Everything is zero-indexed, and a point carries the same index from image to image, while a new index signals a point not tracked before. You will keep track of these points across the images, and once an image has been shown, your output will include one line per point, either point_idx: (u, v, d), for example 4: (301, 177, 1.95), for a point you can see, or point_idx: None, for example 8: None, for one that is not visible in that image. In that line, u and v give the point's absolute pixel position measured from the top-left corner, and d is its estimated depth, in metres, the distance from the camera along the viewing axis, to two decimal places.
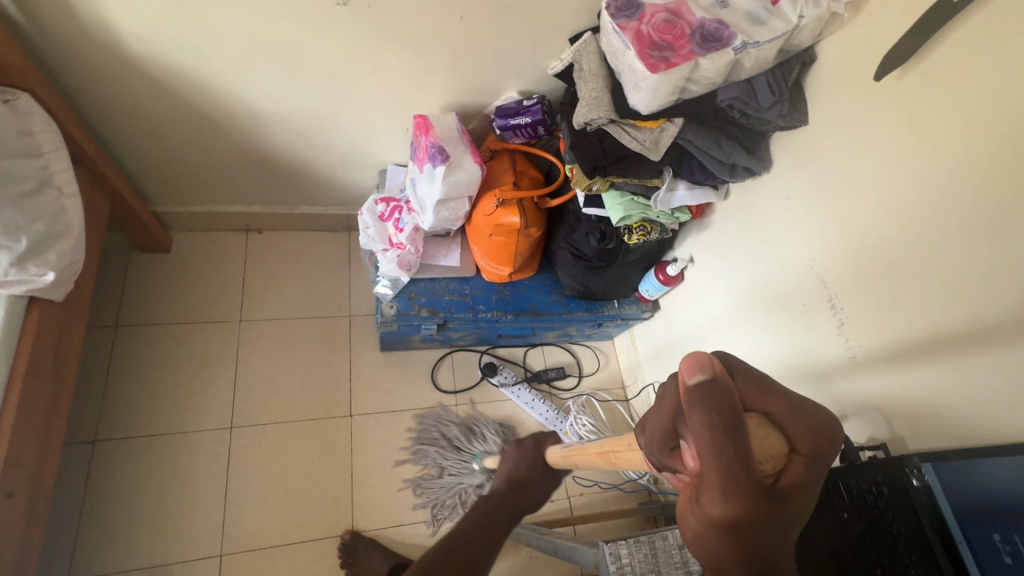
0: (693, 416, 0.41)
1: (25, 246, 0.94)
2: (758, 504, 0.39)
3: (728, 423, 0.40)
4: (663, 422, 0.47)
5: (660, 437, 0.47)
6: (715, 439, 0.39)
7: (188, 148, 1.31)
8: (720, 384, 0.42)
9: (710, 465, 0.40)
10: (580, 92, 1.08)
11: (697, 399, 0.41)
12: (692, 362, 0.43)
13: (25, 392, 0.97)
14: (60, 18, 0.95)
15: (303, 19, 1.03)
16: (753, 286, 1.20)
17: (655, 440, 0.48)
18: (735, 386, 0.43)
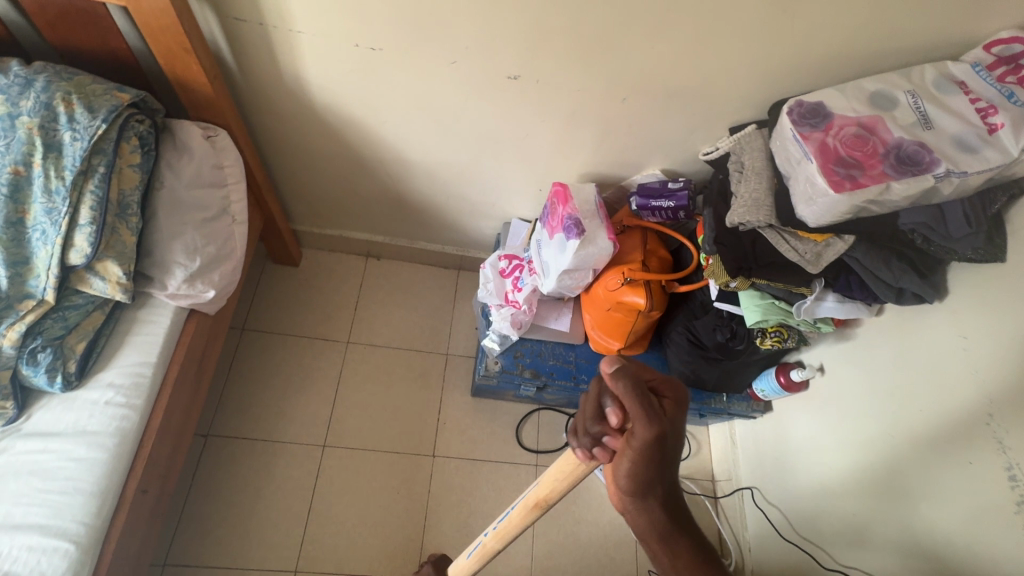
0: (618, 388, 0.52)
1: (197, 265, 1.04)
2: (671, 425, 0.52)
3: (672, 382, 0.54)
4: (591, 404, 0.54)
5: (591, 426, 0.54)
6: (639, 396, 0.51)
7: (338, 181, 1.40)
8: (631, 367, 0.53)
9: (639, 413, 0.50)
10: (736, 189, 1.04)
11: (621, 374, 0.52)
12: (609, 359, 0.54)
13: (171, 396, 1.05)
14: (265, 68, 1.05)
15: (471, 86, 1.07)
16: (901, 420, 1.06)
17: (593, 426, 0.54)
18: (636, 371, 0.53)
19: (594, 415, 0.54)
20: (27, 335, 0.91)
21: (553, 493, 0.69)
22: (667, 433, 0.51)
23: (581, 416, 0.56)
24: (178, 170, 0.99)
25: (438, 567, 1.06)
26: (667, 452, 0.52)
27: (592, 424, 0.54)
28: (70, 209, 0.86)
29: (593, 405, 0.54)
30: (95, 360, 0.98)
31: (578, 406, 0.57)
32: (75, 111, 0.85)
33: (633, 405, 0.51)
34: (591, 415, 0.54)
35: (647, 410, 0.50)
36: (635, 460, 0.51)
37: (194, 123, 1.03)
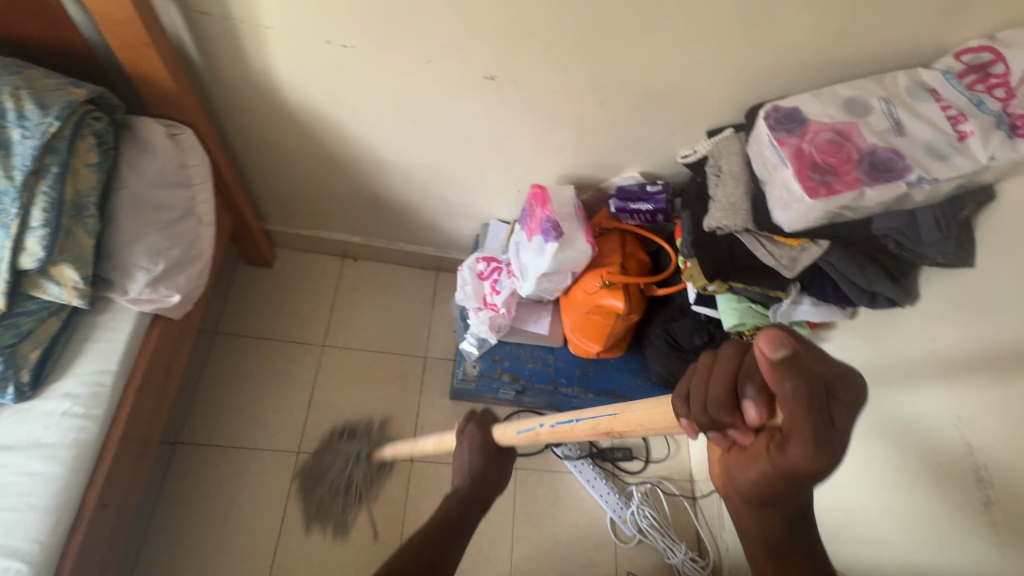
0: (778, 384, 0.40)
1: (161, 269, 0.99)
2: (840, 449, 0.41)
3: (847, 377, 0.42)
4: (724, 383, 0.47)
5: (717, 411, 0.48)
6: (804, 405, 0.40)
7: (311, 180, 1.36)
8: (803, 359, 0.40)
9: (797, 424, 0.40)
10: (713, 193, 1.04)
11: (782, 374, 0.40)
12: (773, 339, 0.40)
13: (134, 406, 1.01)
14: (232, 64, 1.02)
15: (448, 86, 1.05)
16: (875, 422, 1.08)
17: (720, 411, 0.48)
18: (813, 366, 0.41)
19: (728, 399, 0.47)
20: None
21: (640, 428, 0.62)
22: (837, 461, 0.41)
23: (706, 388, 0.50)
24: (139, 169, 0.95)
25: (467, 440, 0.97)
26: (815, 471, 0.43)
27: (722, 409, 0.47)
28: (20, 212, 0.82)
29: (728, 384, 0.47)
30: (51, 369, 0.94)
31: (707, 374, 0.49)
32: (25, 108, 0.80)
33: (788, 413, 0.41)
34: (721, 397, 0.47)
35: (798, 419, 0.40)
36: (777, 467, 0.44)
37: (156, 120, 0.99)
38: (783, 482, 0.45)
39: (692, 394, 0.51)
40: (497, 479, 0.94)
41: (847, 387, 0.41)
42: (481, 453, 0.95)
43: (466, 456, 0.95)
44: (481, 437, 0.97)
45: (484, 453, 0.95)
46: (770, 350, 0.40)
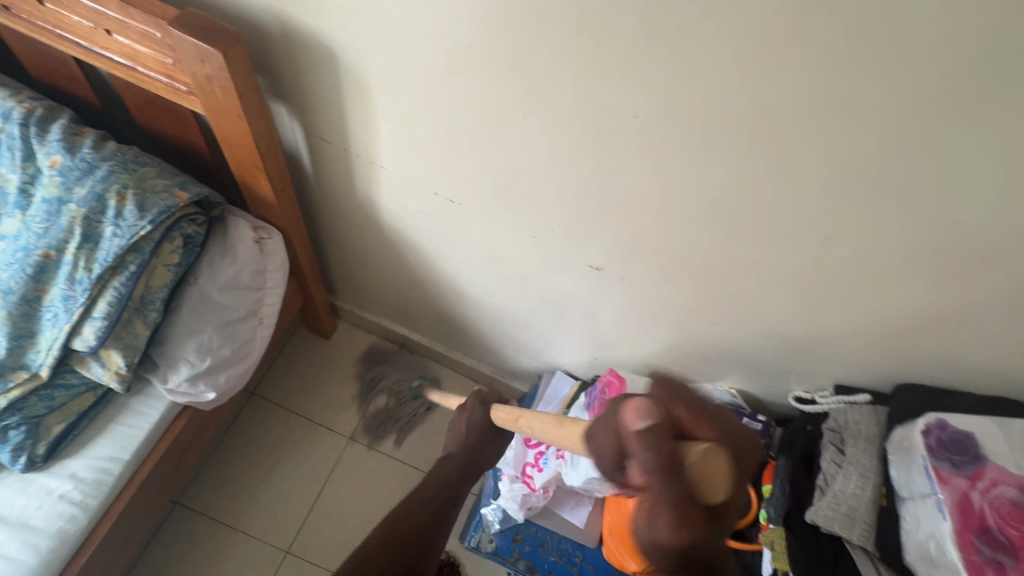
0: (643, 455, 0.43)
1: (206, 365, 0.96)
2: (702, 527, 0.41)
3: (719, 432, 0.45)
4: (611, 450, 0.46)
5: (637, 440, 0.43)
6: (667, 493, 0.41)
7: (389, 284, 1.32)
8: (661, 434, 0.43)
9: (661, 487, 0.41)
10: (824, 471, 0.83)
11: (661, 468, 0.41)
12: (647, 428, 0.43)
13: (133, 499, 0.96)
14: (340, 184, 0.99)
15: (546, 258, 0.95)
16: None
17: (643, 427, 0.44)
18: (669, 457, 0.42)
19: (662, 464, 0.41)
20: (5, 410, 0.84)
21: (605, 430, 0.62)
22: (690, 526, 0.40)
23: (605, 450, 0.48)
24: (216, 269, 0.93)
25: (463, 415, 0.94)
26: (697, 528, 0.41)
27: (649, 455, 0.42)
28: (87, 300, 0.80)
29: (614, 444, 0.46)
30: (68, 445, 0.91)
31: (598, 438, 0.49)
32: (125, 207, 0.80)
33: (673, 544, 0.41)
34: (660, 437, 0.43)
35: (680, 516, 0.40)
36: (647, 541, 0.42)
37: (249, 220, 0.97)
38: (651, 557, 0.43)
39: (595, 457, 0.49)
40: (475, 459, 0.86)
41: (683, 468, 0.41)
42: (479, 428, 0.90)
43: (466, 424, 0.92)
44: (478, 416, 0.92)
45: (481, 424, 0.91)
46: (703, 449, 0.42)
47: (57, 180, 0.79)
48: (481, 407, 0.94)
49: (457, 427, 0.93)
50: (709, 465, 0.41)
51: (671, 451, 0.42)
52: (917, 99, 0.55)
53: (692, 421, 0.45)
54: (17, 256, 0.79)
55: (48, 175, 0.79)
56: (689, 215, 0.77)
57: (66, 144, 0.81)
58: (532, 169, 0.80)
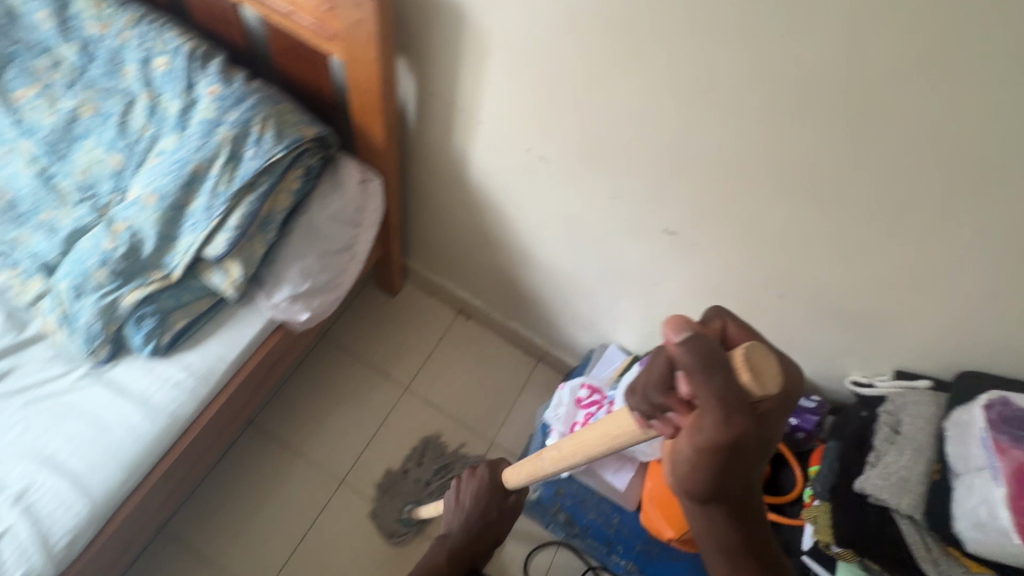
0: (688, 362, 0.48)
1: (304, 288, 1.07)
2: (746, 420, 0.48)
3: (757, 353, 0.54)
4: (656, 374, 0.53)
5: (681, 351, 0.48)
6: (714, 395, 0.47)
7: (461, 244, 1.42)
8: (706, 343, 0.49)
9: (707, 387, 0.48)
10: (876, 447, 0.86)
11: (704, 371, 0.47)
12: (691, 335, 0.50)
13: (230, 396, 1.09)
14: (439, 138, 1.09)
15: (622, 221, 1.02)
16: None
17: (686, 335, 0.49)
18: (718, 363, 0.48)
19: (705, 354, 0.48)
20: (143, 300, 0.98)
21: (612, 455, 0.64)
22: (736, 419, 0.47)
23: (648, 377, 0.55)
24: (325, 201, 1.05)
25: (473, 478, 1.11)
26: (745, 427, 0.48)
27: (693, 358, 0.48)
28: (223, 212, 0.93)
29: (660, 369, 0.53)
30: (186, 340, 1.04)
31: (644, 368, 0.56)
32: (265, 134, 0.93)
33: (728, 419, 0.47)
34: (703, 340, 0.49)
35: (730, 399, 0.47)
36: (699, 439, 0.49)
37: (357, 164, 1.08)
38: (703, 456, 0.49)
39: (641, 389, 0.55)
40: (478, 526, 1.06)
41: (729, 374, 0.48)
42: (485, 492, 1.08)
43: (473, 489, 1.09)
44: (487, 480, 1.09)
45: (484, 496, 1.07)
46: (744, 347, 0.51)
47: (214, 105, 0.93)
48: (489, 471, 1.10)
49: (462, 504, 1.08)
50: (752, 358, 0.50)
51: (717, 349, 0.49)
52: (1010, 71, 0.59)
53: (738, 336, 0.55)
54: (173, 167, 0.94)
55: (206, 101, 0.94)
56: (769, 180, 0.82)
57: (222, 77, 0.95)
58: (623, 130, 0.87)
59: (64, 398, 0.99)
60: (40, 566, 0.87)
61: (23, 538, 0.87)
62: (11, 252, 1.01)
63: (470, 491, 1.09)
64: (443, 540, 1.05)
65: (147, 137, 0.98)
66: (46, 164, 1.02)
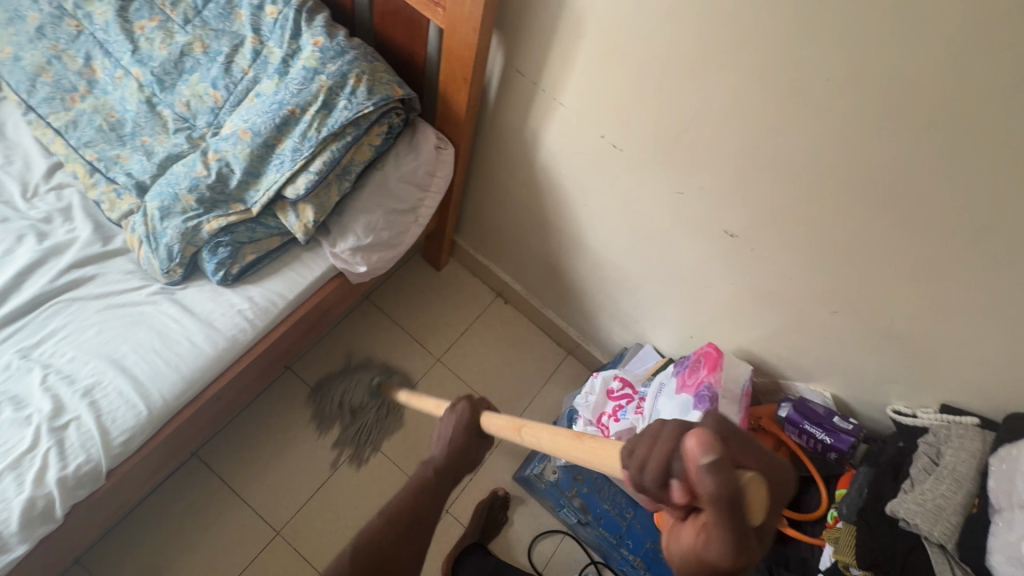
0: (706, 483, 0.38)
1: (367, 242, 1.12)
2: (754, 558, 0.39)
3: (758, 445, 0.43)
4: (660, 465, 0.42)
5: (703, 476, 0.38)
6: (730, 535, 0.37)
7: (514, 226, 1.45)
8: (729, 471, 0.38)
9: (718, 527, 0.38)
10: (912, 476, 0.87)
11: (723, 503, 0.37)
12: (708, 449, 0.39)
13: (283, 334, 1.14)
14: (515, 116, 1.13)
15: (684, 218, 1.04)
16: None
17: (712, 460, 0.38)
18: (738, 499, 0.38)
19: (723, 493, 0.37)
20: (222, 230, 1.05)
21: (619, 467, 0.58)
22: (746, 559, 0.38)
23: (646, 458, 0.44)
24: (400, 161, 1.10)
25: (451, 417, 0.77)
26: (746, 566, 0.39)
27: (712, 495, 0.37)
28: (309, 155, 0.99)
29: (665, 460, 0.42)
30: (252, 273, 1.11)
31: (645, 440, 0.45)
32: (359, 88, 0.99)
33: (722, 569, 0.39)
34: (728, 467, 0.38)
35: (738, 555, 0.38)
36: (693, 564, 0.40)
37: (434, 131, 1.13)
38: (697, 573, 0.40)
39: (631, 461, 0.45)
40: (470, 468, 0.74)
41: (741, 511, 0.38)
42: (466, 435, 0.75)
43: (450, 431, 0.75)
44: (468, 422, 0.76)
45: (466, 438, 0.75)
46: (755, 478, 0.39)
47: (316, 56, 0.99)
48: (474, 411, 0.77)
49: (440, 445, 0.74)
50: (758, 497, 0.39)
51: (736, 484, 0.38)
52: None
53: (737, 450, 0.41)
54: (271, 108, 1.00)
55: (310, 51, 1.00)
56: (844, 192, 0.82)
57: (326, 30, 1.01)
58: (702, 126, 0.89)
59: (136, 309, 1.06)
60: (100, 456, 0.93)
61: (88, 427, 0.94)
62: (110, 168, 1.09)
63: (446, 437, 0.75)
64: (428, 467, 0.71)
65: (248, 79, 1.05)
66: (153, 92, 1.10)
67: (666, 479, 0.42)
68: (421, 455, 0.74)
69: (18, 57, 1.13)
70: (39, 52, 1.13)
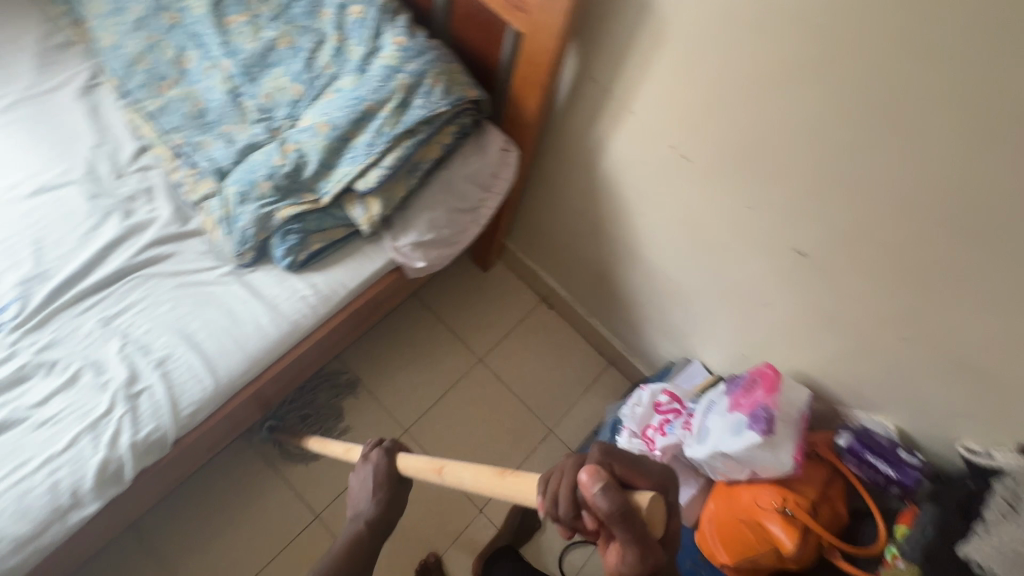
0: (603, 507, 0.47)
1: (427, 238, 1.14)
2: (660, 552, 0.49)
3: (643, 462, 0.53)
4: (569, 500, 0.51)
5: (600, 503, 0.47)
6: (636, 540, 0.47)
7: (567, 232, 1.45)
8: (618, 493, 0.48)
9: (625, 536, 0.47)
10: (986, 519, 0.82)
11: (621, 518, 0.47)
12: (599, 480, 0.48)
13: (340, 323, 1.18)
14: (583, 123, 1.14)
15: (751, 233, 1.02)
16: None
17: (602, 487, 0.48)
18: (630, 512, 0.47)
19: (617, 512, 0.47)
20: (293, 218, 1.09)
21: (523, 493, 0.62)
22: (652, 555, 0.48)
23: (558, 496, 0.53)
24: (466, 161, 1.12)
25: (368, 467, 0.84)
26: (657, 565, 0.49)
27: (609, 514, 0.47)
28: (382, 150, 1.02)
29: (571, 496, 0.51)
30: (316, 262, 1.14)
31: (553, 480, 0.53)
32: (435, 88, 1.01)
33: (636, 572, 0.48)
34: (615, 487, 0.48)
35: (645, 552, 0.48)
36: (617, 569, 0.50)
37: (501, 134, 1.14)
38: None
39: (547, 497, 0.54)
40: (398, 511, 0.83)
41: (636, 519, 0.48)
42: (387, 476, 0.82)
43: (367, 484, 0.83)
44: (386, 469, 0.83)
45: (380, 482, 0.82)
46: (647, 496, 0.48)
47: (397, 55, 1.02)
48: (388, 459, 0.84)
49: (366, 497, 0.82)
50: (652, 509, 0.49)
51: (625, 501, 0.47)
52: None
53: (627, 475, 0.51)
54: (350, 103, 1.03)
55: (392, 50, 1.03)
56: (931, 217, 0.79)
57: (407, 31, 1.05)
58: (781, 141, 0.88)
59: (207, 288, 1.11)
60: (168, 424, 0.98)
61: (159, 396, 0.99)
62: (193, 153, 1.15)
63: (368, 486, 0.83)
64: (358, 522, 0.80)
65: (328, 74, 1.09)
66: (238, 83, 1.15)
67: (575, 508, 0.51)
68: (351, 510, 0.82)
69: (119, 45, 1.20)
70: (137, 41, 1.20)
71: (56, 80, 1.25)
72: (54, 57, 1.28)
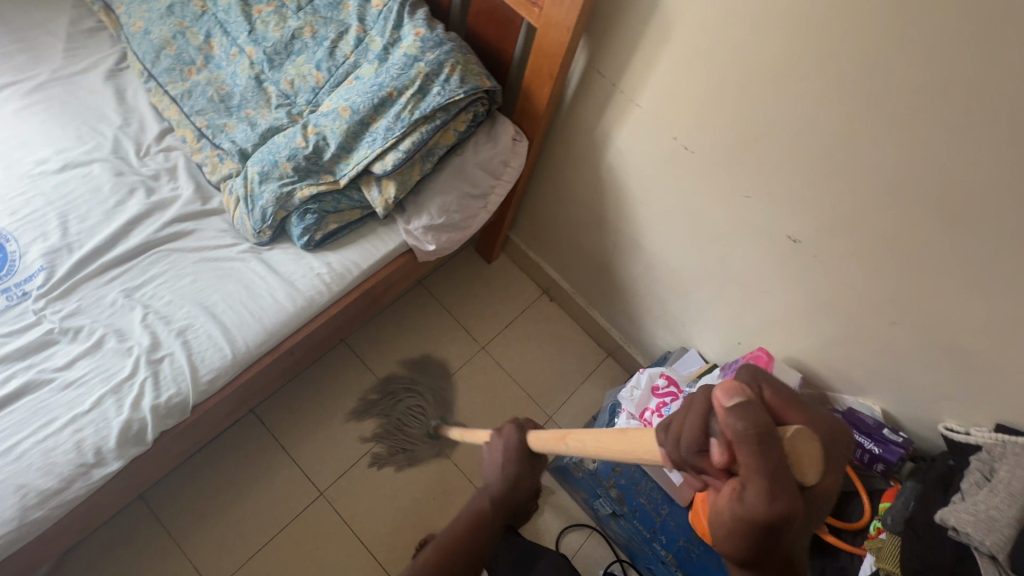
0: (734, 423, 0.41)
1: (439, 222, 1.20)
2: (797, 504, 0.41)
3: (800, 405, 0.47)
4: (695, 428, 0.45)
5: (731, 416, 0.42)
6: (769, 471, 0.40)
7: (572, 224, 1.51)
8: (758, 411, 0.42)
9: (755, 462, 0.41)
10: (963, 490, 0.87)
11: (754, 440, 0.41)
12: (732, 393, 0.43)
13: (353, 301, 1.22)
14: (590, 116, 1.20)
15: (747, 222, 1.08)
16: None
17: (738, 400, 0.42)
18: (769, 439, 0.41)
19: (754, 432, 0.41)
20: (311, 198, 1.14)
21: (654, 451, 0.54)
22: (788, 503, 0.40)
23: (682, 427, 0.47)
24: (479, 149, 1.18)
25: (498, 441, 0.75)
26: (790, 520, 0.41)
27: (741, 431, 0.41)
28: (400, 134, 1.08)
29: (698, 423, 0.45)
30: (332, 242, 1.19)
31: (681, 411, 0.48)
32: (452, 76, 1.07)
33: (764, 522, 0.41)
34: (753, 406, 0.42)
35: (777, 492, 0.40)
36: (739, 517, 0.42)
37: (512, 125, 1.21)
38: (744, 530, 0.42)
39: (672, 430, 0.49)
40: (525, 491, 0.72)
41: (774, 448, 0.41)
42: (516, 455, 0.72)
43: (501, 458, 0.72)
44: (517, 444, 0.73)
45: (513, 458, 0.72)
46: (799, 430, 0.43)
47: (417, 45, 1.08)
48: (519, 434, 0.75)
49: (490, 476, 0.72)
50: (801, 451, 0.43)
51: (765, 422, 0.41)
52: None
53: (779, 406, 0.46)
54: (370, 89, 1.09)
55: (412, 40, 1.09)
56: (913, 204, 0.86)
57: (427, 23, 1.10)
58: (775, 133, 0.94)
59: (227, 263, 1.15)
60: (188, 390, 1.02)
61: (180, 363, 1.03)
62: (216, 135, 1.20)
63: (494, 461, 0.73)
64: (484, 495, 0.69)
65: (349, 63, 1.15)
66: (262, 70, 1.21)
67: (700, 436, 0.45)
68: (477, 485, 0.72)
69: (148, 30, 1.26)
70: (166, 27, 1.26)
71: (84, 63, 1.31)
72: (82, 42, 1.34)
